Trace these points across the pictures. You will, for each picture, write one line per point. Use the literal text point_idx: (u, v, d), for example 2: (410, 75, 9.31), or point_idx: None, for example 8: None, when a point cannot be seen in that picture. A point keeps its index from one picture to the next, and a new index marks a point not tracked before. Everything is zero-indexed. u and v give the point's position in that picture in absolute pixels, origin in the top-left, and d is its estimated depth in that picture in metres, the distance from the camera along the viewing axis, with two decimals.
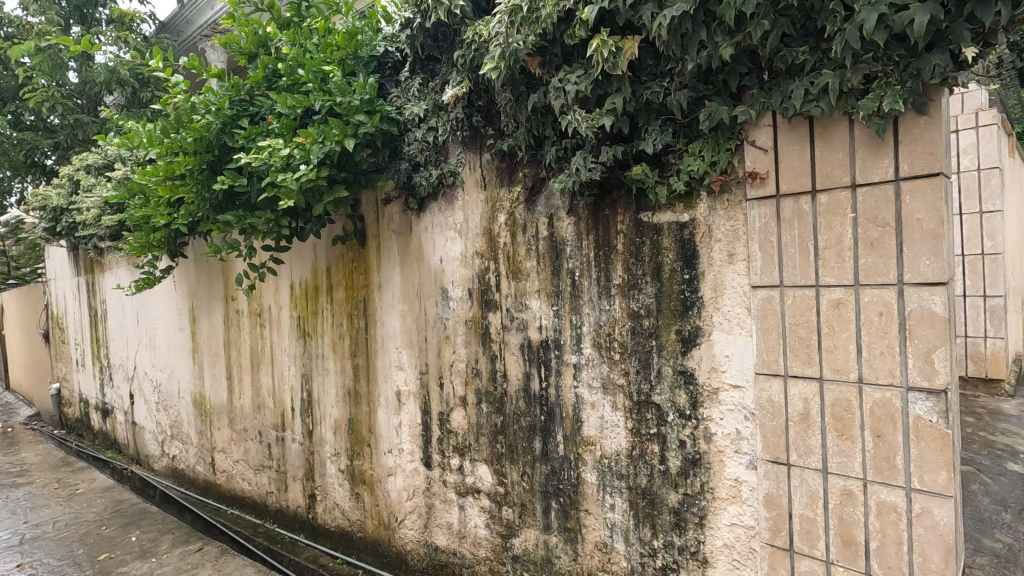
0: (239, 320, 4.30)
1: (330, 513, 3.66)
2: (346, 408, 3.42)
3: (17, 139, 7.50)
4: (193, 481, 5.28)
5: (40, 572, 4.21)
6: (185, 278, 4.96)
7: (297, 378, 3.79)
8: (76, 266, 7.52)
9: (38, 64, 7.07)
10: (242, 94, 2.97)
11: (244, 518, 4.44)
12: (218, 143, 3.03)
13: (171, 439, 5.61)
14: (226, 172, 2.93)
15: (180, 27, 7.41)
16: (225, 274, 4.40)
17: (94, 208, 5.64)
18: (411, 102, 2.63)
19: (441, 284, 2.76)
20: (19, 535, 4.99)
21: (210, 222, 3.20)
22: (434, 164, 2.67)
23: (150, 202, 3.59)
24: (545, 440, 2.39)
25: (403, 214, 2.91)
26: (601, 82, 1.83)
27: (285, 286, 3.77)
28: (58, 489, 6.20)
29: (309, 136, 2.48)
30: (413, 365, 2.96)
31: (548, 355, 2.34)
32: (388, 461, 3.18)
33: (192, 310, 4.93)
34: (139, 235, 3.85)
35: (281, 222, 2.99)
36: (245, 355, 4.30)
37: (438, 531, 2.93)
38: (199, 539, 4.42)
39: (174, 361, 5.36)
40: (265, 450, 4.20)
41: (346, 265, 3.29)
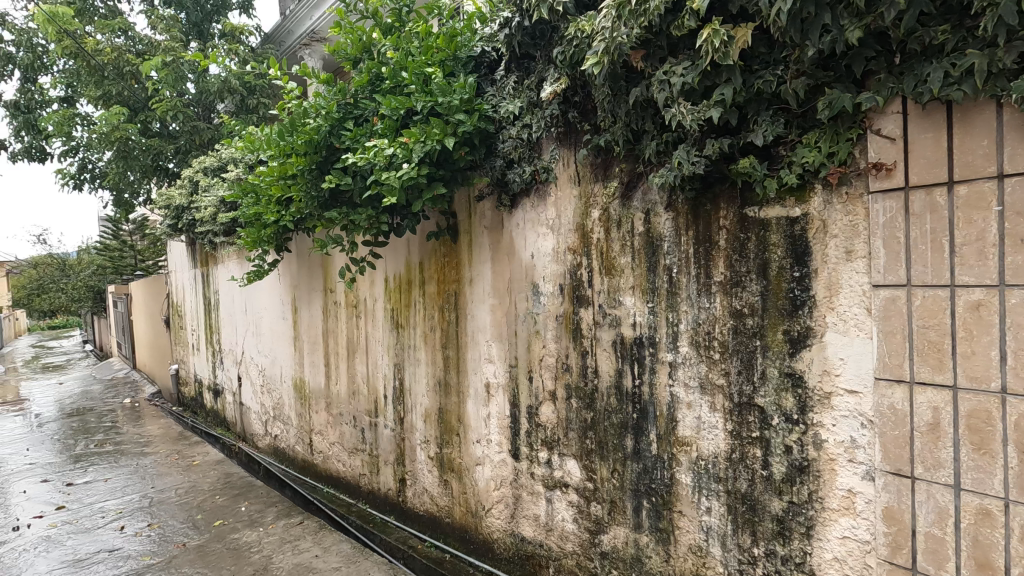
0: (337, 311, 4.58)
1: (419, 498, 3.82)
2: (437, 398, 3.55)
3: (146, 145, 8.41)
4: (293, 459, 5.68)
5: (167, 532, 4.71)
6: (289, 271, 5.34)
7: (390, 368, 3.98)
8: (194, 259, 8.31)
9: (164, 78, 7.89)
10: (348, 98, 3.16)
11: (338, 497, 4.72)
12: (326, 145, 3.24)
13: (274, 420, 6.07)
14: (333, 172, 3.13)
15: (283, 38, 7.98)
16: (325, 268, 4.69)
17: (211, 206, 6.21)
18: (507, 100, 2.69)
19: (532, 279, 2.80)
20: (148, 498, 5.61)
21: (316, 219, 3.43)
22: (528, 161, 2.71)
23: (262, 200, 3.91)
24: (637, 438, 2.37)
25: (495, 210, 2.97)
26: (709, 73, 1.78)
27: (381, 279, 3.97)
28: (177, 460, 6.89)
29: (412, 136, 2.62)
30: (502, 359, 3.02)
31: (642, 352, 2.32)
32: (477, 450, 3.27)
33: (294, 301, 5.31)
34: (251, 231, 4.19)
35: (381, 219, 3.14)
36: (342, 344, 4.57)
37: (525, 522, 2.98)
38: (300, 513, 4.77)
39: (277, 348, 5.80)
40: (359, 434, 4.45)
41: (438, 260, 3.42)
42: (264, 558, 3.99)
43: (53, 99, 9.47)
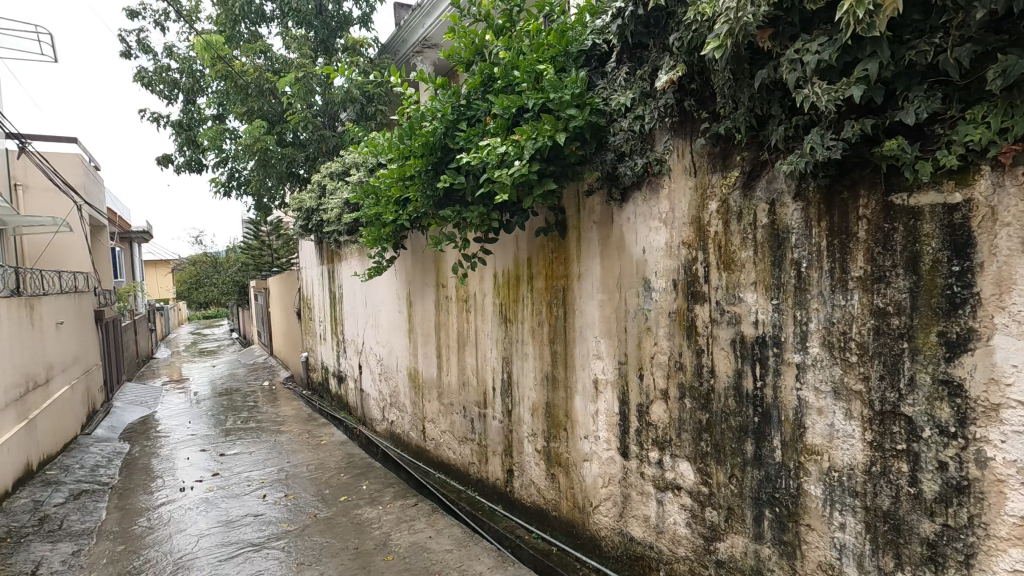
0: (448, 304, 4.79)
1: (526, 489, 3.89)
2: (544, 392, 3.58)
3: (282, 154, 9.35)
4: (407, 444, 6.03)
5: (300, 503, 5.22)
6: (404, 267, 5.67)
7: (499, 361, 4.09)
8: (321, 256, 9.10)
9: (297, 92, 8.72)
10: (461, 100, 3.29)
11: (449, 483, 4.94)
12: (441, 146, 3.39)
13: (390, 406, 6.49)
14: (448, 172, 3.27)
15: (398, 47, 8.50)
16: (437, 264, 4.93)
17: (336, 208, 6.75)
18: (618, 92, 2.64)
19: (643, 275, 2.73)
20: (284, 471, 6.27)
21: (431, 217, 3.61)
22: (640, 153, 2.64)
23: (382, 201, 4.19)
24: (758, 443, 2.23)
25: (605, 205, 2.92)
26: (851, 47, 1.63)
27: (490, 275, 4.09)
28: (308, 439, 7.60)
29: (524, 133, 2.67)
30: (611, 356, 2.98)
31: (765, 353, 2.17)
32: (584, 446, 3.26)
33: (409, 295, 5.63)
34: (372, 230, 4.50)
35: (491, 216, 3.23)
36: (453, 337, 4.77)
37: (634, 523, 2.93)
38: (414, 495, 5.07)
39: (394, 340, 6.19)
40: (469, 424, 4.62)
41: (546, 256, 3.45)
42: (383, 534, 4.29)
43: (208, 117, 10.82)
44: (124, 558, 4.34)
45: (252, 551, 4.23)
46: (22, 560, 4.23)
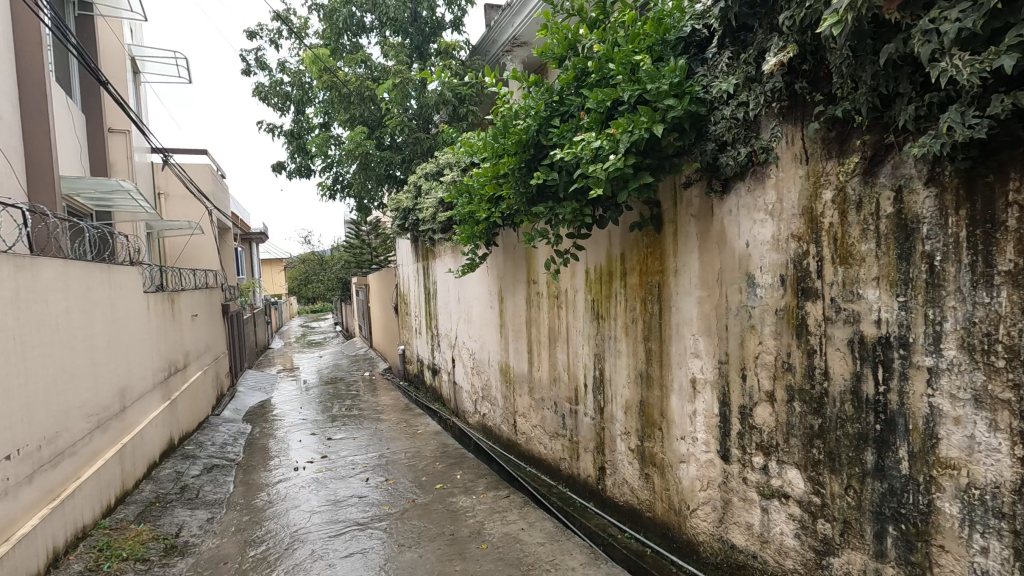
0: (539, 300, 4.83)
1: (619, 488, 3.83)
2: (638, 390, 3.51)
3: (380, 157, 9.88)
4: (498, 437, 6.16)
5: (400, 487, 5.52)
6: (495, 264, 5.79)
7: (590, 357, 4.06)
8: (417, 254, 9.51)
9: (394, 97, 9.17)
10: (555, 96, 3.31)
11: (540, 477, 4.99)
12: (534, 143, 3.42)
13: (482, 399, 6.66)
14: (541, 168, 3.29)
15: (488, 48, 8.67)
16: (528, 260, 4.98)
17: (431, 207, 7.02)
18: (719, 78, 2.53)
19: (746, 270, 2.59)
20: (384, 457, 6.65)
21: (523, 214, 3.66)
22: (743, 141, 2.50)
23: (476, 199, 4.30)
24: (881, 453, 2.04)
25: (705, 196, 2.80)
26: (999, 11, 1.44)
27: (582, 271, 4.07)
28: (405, 428, 8.00)
29: (619, 127, 2.62)
30: (711, 354, 2.86)
31: (890, 355, 1.98)
32: (681, 447, 3.16)
33: (500, 291, 5.75)
34: (466, 228, 4.64)
35: (584, 211, 3.21)
36: (544, 333, 4.80)
37: (736, 530, 2.80)
38: (506, 487, 5.17)
39: (485, 334, 6.34)
40: (560, 420, 4.63)
41: (641, 251, 3.37)
42: (477, 523, 4.42)
43: (315, 125, 11.67)
44: (249, 528, 4.82)
45: (358, 530, 4.53)
46: (169, 522, 4.78)
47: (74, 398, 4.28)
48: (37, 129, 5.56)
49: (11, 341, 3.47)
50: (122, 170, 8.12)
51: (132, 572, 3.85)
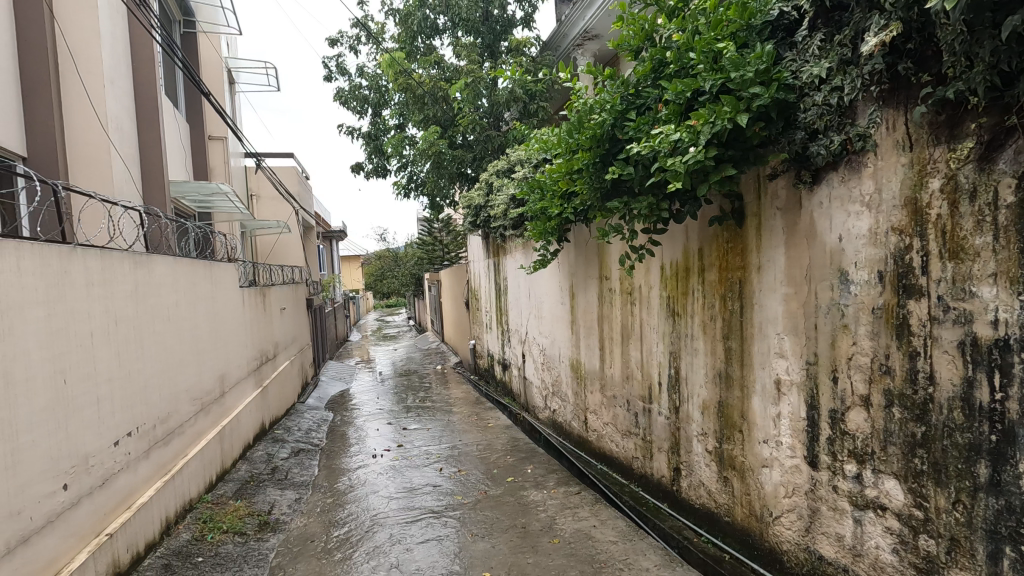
0: (612, 297, 4.77)
1: (695, 490, 3.73)
2: (717, 390, 3.39)
3: (453, 156, 10.10)
4: (569, 433, 6.15)
5: (472, 478, 5.64)
6: (567, 260, 5.77)
7: (665, 355, 3.97)
8: (488, 250, 9.66)
9: (466, 96, 9.35)
10: (631, 89, 3.25)
11: (612, 475, 4.94)
12: (610, 137, 3.38)
13: (553, 395, 6.66)
14: (616, 163, 3.25)
15: (559, 42, 8.63)
16: (600, 256, 4.93)
17: (502, 204, 7.09)
18: (811, 63, 2.38)
19: (839, 266, 2.44)
20: (456, 448, 6.82)
21: (597, 210, 3.63)
22: (837, 129, 2.35)
23: (548, 195, 4.31)
24: (996, 467, 1.87)
25: (792, 188, 2.66)
26: None
27: (657, 267, 3.98)
28: (477, 421, 8.15)
29: (700, 118, 2.54)
30: (798, 354, 2.72)
31: (1008, 359, 1.81)
32: (764, 451, 3.02)
33: (572, 287, 5.73)
34: (538, 224, 4.67)
35: (661, 205, 3.14)
36: (617, 329, 4.73)
37: (824, 541, 2.65)
38: (577, 483, 5.16)
39: (556, 330, 6.34)
40: (633, 418, 4.56)
41: (721, 246, 3.24)
42: (549, 517, 4.45)
43: (391, 127, 12.09)
44: (332, 509, 5.11)
45: (432, 518, 4.68)
46: (262, 500, 5.16)
47: (182, 382, 4.71)
48: (151, 138, 6.15)
49: (131, 329, 3.87)
50: (220, 174, 8.79)
51: (231, 544, 4.19)
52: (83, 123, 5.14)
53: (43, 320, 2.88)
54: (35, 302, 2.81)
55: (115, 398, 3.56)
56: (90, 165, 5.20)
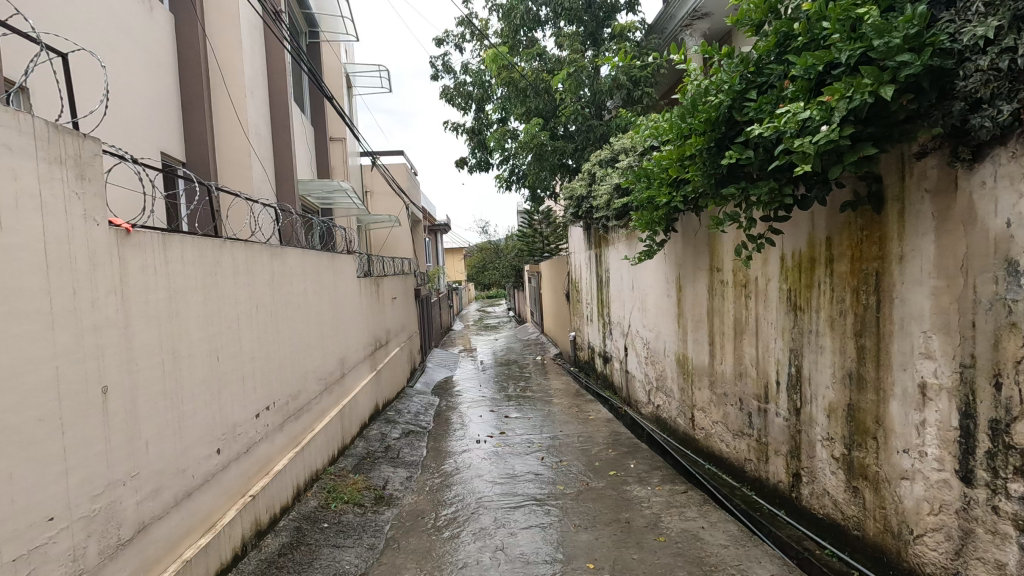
0: (724, 290, 4.53)
1: (818, 499, 3.45)
2: (846, 392, 3.10)
3: (554, 147, 10.11)
4: (674, 430, 5.95)
5: (574, 470, 5.65)
6: (674, 251, 5.56)
7: (785, 352, 3.69)
8: (589, 241, 9.57)
9: (568, 87, 9.31)
10: (752, 67, 3.05)
11: (722, 476, 4.71)
12: (726, 120, 3.21)
13: (657, 390, 6.47)
14: (734, 146, 3.07)
15: (667, 24, 8.30)
16: (712, 246, 4.69)
17: (605, 194, 6.98)
18: (974, 22, 2.09)
19: (1006, 255, 2.12)
20: (557, 438, 6.86)
21: (710, 197, 3.46)
22: (1007, 97, 2.04)
23: (656, 183, 4.18)
24: None
25: (945, 168, 2.35)
26: None
27: (777, 258, 3.71)
28: (578, 412, 8.15)
29: (835, 92, 2.33)
30: (948, 355, 2.41)
31: None
32: (903, 462, 2.72)
33: (679, 279, 5.51)
34: (644, 214, 4.54)
35: (785, 190, 2.92)
36: (729, 324, 4.49)
37: (980, 568, 2.35)
38: (683, 482, 4.99)
39: (661, 323, 6.14)
40: (746, 418, 4.30)
41: (853, 235, 2.95)
42: (653, 514, 4.35)
43: (494, 121, 12.34)
44: (440, 489, 5.36)
45: (535, 505, 4.76)
46: (377, 475, 5.54)
47: (310, 364, 5.17)
48: (283, 141, 6.77)
49: (269, 314, 4.31)
50: (339, 172, 9.49)
51: (352, 514, 4.54)
52: (228, 130, 5.77)
53: (201, 304, 3.30)
54: (195, 288, 3.22)
55: (256, 375, 3.99)
56: (235, 167, 5.84)
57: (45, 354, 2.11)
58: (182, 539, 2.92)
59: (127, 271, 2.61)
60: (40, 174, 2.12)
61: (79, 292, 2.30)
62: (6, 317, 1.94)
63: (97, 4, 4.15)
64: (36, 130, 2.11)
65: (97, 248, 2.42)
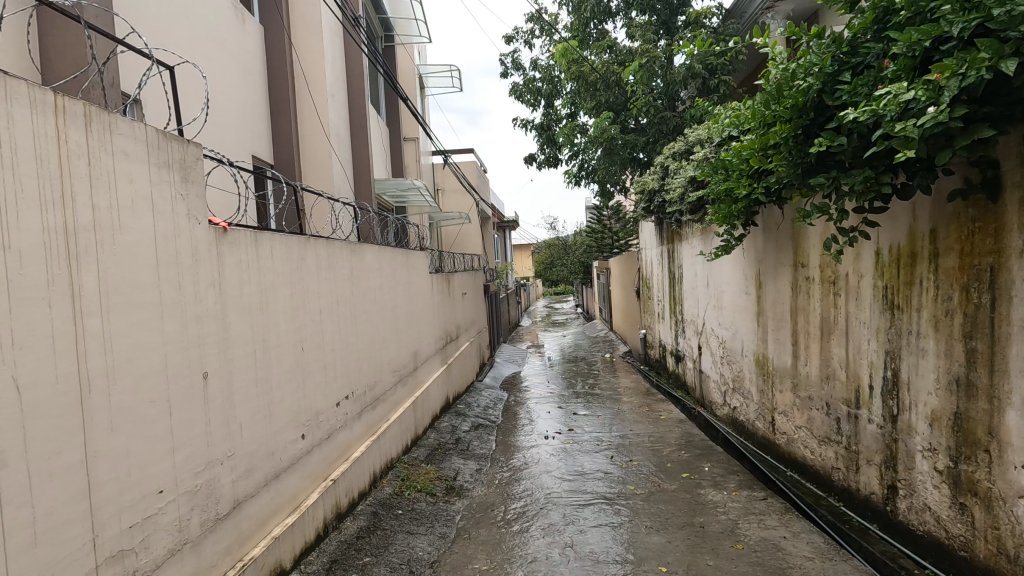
0: (810, 287, 4.25)
1: (918, 515, 3.17)
2: (952, 399, 2.83)
3: (625, 141, 9.91)
4: (752, 435, 5.67)
5: (646, 470, 5.53)
6: (754, 246, 5.29)
7: (880, 354, 3.42)
8: (661, 237, 9.32)
9: (640, 78, 9.10)
10: (845, 47, 2.86)
11: (805, 484, 4.44)
12: (815, 105, 3.02)
13: (733, 392, 6.19)
14: (824, 133, 2.89)
15: (746, 8, 7.91)
16: (796, 241, 4.42)
17: (679, 187, 6.74)
18: None
19: None
20: (627, 438, 6.73)
21: (796, 188, 3.26)
22: None
23: (735, 175, 4.00)
24: None
25: None
26: None
27: (872, 253, 3.44)
28: (648, 412, 7.96)
29: (945, 70, 2.14)
30: None
31: None
32: (1021, 479, 2.44)
33: (759, 276, 5.23)
34: (722, 207, 4.35)
35: (882, 179, 2.71)
36: (815, 324, 4.22)
37: None
38: (762, 488, 4.75)
39: (739, 321, 5.87)
40: (834, 423, 4.03)
41: (963, 226, 2.68)
42: (730, 521, 4.18)
43: (563, 116, 12.26)
44: (510, 483, 5.41)
45: (605, 504, 4.69)
46: (449, 466, 5.68)
47: (386, 356, 5.37)
48: (361, 142, 7.06)
49: (348, 308, 4.51)
50: (413, 172, 9.78)
51: (424, 502, 4.68)
52: (311, 133, 6.09)
53: (288, 298, 3.50)
54: (283, 283, 3.43)
55: (337, 365, 4.20)
56: (318, 167, 6.15)
57: (156, 341, 2.32)
58: (272, 517, 3.13)
59: (225, 267, 2.82)
60: (152, 177, 2.33)
61: (183, 285, 2.50)
62: (124, 306, 2.15)
63: (199, 20, 4.51)
64: (148, 137, 2.32)
65: (199, 245, 2.62)
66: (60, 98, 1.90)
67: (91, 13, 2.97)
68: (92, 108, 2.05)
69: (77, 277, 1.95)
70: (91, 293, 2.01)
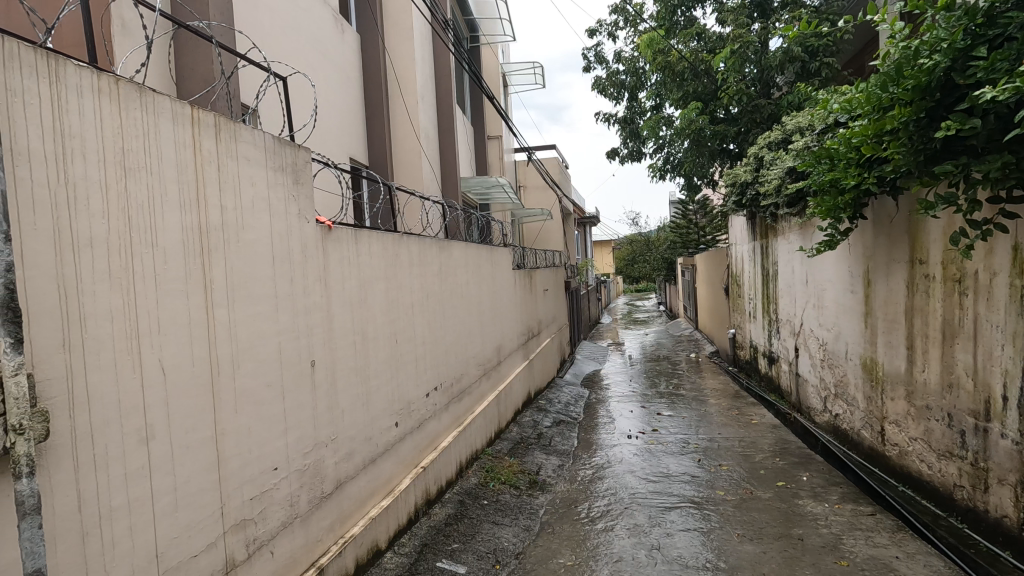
0: (929, 286, 3.87)
1: None
2: None
3: (715, 132, 9.47)
4: (856, 445, 5.25)
5: (737, 476, 5.28)
6: (862, 241, 4.88)
7: (1016, 362, 3.05)
8: (754, 232, 8.84)
9: (732, 65, 8.67)
10: (980, 19, 2.58)
11: (921, 501, 4.05)
12: (942, 85, 2.74)
13: (835, 397, 5.75)
14: (953, 116, 2.62)
15: None
16: (914, 235, 4.02)
17: (776, 178, 6.32)
18: None
19: None
20: (715, 441, 6.46)
21: (917, 177, 2.98)
22: None
23: (843, 165, 3.71)
24: None
25: None
26: None
27: (1009, 247, 3.06)
28: (738, 416, 7.60)
29: None
30: None
31: None
32: None
33: (868, 273, 4.83)
34: (826, 199, 4.05)
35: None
36: (935, 326, 3.83)
37: None
38: (869, 503, 4.40)
39: (843, 322, 5.45)
40: (957, 437, 3.65)
41: None
42: (833, 535, 3.91)
43: (647, 108, 11.92)
44: (593, 481, 5.38)
45: (693, 508, 4.54)
46: (532, 461, 5.73)
47: (471, 350, 5.51)
48: (448, 141, 7.26)
49: (437, 302, 4.67)
50: (496, 169, 9.94)
51: (508, 494, 4.76)
52: (403, 135, 6.36)
53: (384, 293, 3.69)
54: (379, 279, 3.60)
55: (427, 358, 4.36)
56: (408, 167, 6.40)
57: (272, 331, 2.53)
58: (369, 499, 3.32)
59: (329, 263, 3.02)
60: (269, 180, 2.54)
61: (294, 279, 2.71)
62: (246, 299, 2.36)
63: (305, 33, 4.85)
64: (266, 144, 2.53)
65: (308, 242, 2.83)
66: (196, 110, 2.12)
67: (218, 32, 3.28)
68: (223, 119, 2.27)
69: (209, 271, 2.16)
70: (220, 286, 2.22)
